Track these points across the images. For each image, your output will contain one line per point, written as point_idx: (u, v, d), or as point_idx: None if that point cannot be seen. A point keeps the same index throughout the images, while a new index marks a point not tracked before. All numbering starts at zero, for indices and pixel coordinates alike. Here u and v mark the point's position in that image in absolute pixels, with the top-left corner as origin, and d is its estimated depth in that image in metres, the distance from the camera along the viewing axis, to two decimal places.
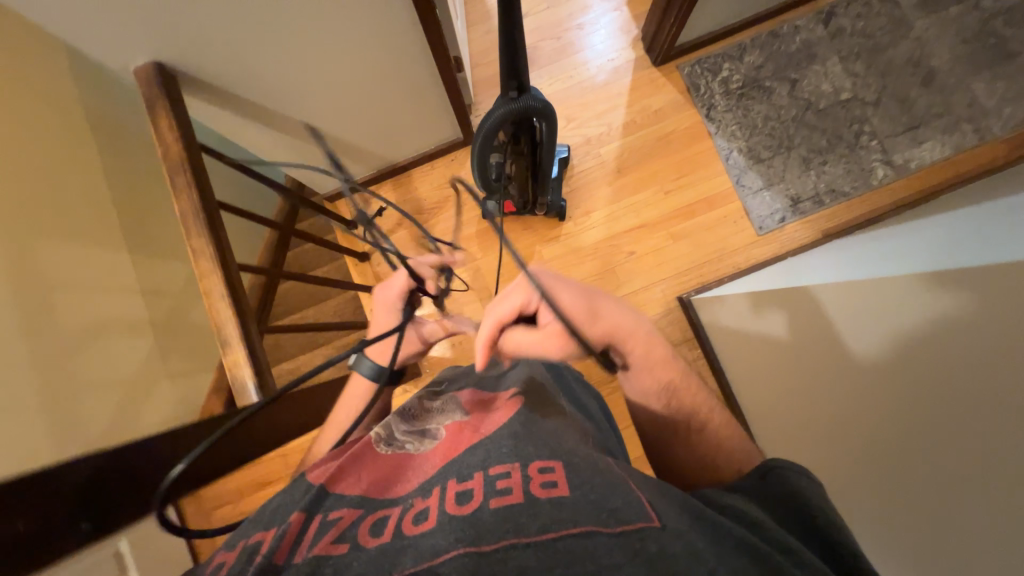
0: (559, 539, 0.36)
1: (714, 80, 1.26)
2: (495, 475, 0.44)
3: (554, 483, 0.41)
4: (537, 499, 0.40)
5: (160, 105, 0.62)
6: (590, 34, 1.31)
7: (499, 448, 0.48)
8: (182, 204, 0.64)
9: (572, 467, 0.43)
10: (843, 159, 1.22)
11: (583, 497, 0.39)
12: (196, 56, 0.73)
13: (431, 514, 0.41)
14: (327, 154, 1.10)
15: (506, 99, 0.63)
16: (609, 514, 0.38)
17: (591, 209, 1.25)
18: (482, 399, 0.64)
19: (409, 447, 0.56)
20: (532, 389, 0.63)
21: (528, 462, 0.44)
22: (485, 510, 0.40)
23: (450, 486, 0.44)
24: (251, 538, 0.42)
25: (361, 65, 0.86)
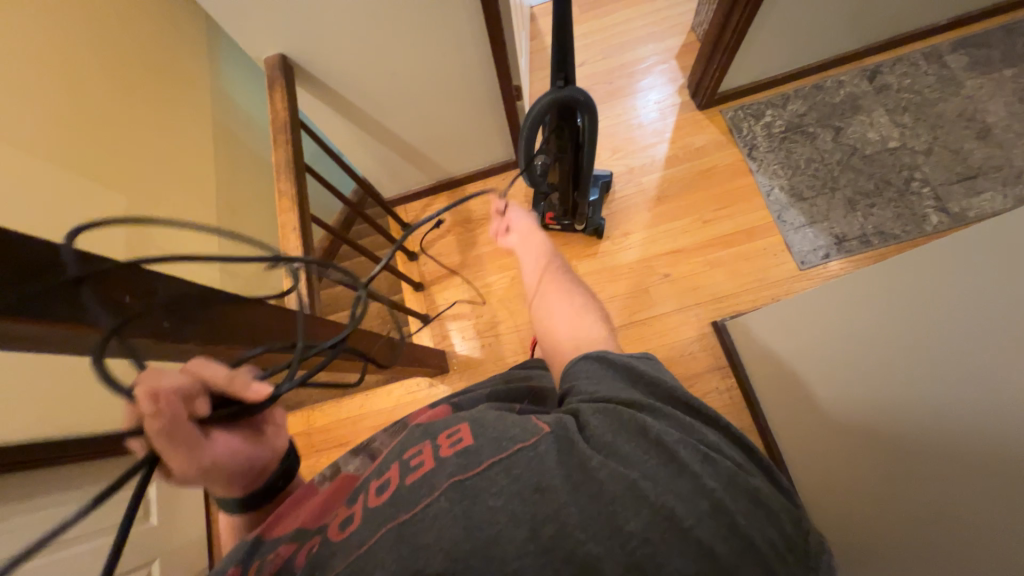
0: (466, 480, 0.38)
1: (757, 124, 1.34)
2: (408, 456, 0.42)
3: (461, 436, 0.42)
4: (447, 456, 0.40)
5: (278, 83, 0.79)
6: (641, 80, 1.45)
7: (412, 433, 0.47)
8: (278, 156, 0.78)
9: (477, 421, 0.44)
10: (892, 203, 1.21)
11: (487, 440, 0.41)
12: (312, 55, 0.90)
13: (356, 515, 0.40)
14: (398, 160, 1.26)
15: (554, 88, 0.74)
16: (507, 440, 0.40)
17: (628, 231, 1.31)
18: (419, 413, 0.63)
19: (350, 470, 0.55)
20: (477, 395, 0.62)
21: (437, 434, 0.43)
22: (402, 487, 0.40)
23: (371, 483, 0.43)
24: None
25: (438, 80, 1.02)
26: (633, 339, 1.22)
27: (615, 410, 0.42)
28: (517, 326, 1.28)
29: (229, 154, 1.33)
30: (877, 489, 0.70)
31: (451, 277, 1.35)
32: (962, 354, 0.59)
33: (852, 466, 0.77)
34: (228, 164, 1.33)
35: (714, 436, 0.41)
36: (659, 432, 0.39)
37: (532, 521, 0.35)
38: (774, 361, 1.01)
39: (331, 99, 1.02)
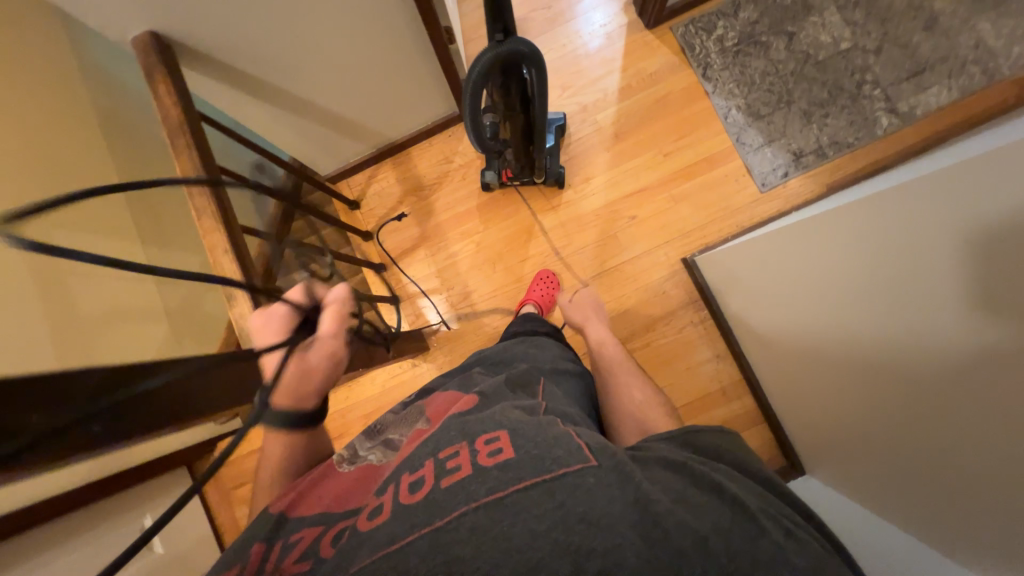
0: (506, 497, 0.42)
1: (709, 39, 1.25)
2: (445, 457, 0.48)
3: (499, 448, 0.47)
4: (485, 467, 0.45)
5: (158, 71, 0.64)
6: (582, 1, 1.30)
7: (447, 432, 0.52)
8: (183, 165, 0.65)
9: (514, 432, 0.49)
10: (845, 110, 1.19)
11: (526, 455, 0.45)
12: (191, 27, 0.74)
13: (385, 507, 0.44)
14: (330, 134, 1.12)
15: (492, 44, 0.63)
16: (551, 461, 0.44)
17: (590, 176, 1.25)
18: (444, 403, 0.66)
19: (372, 458, 0.58)
20: (496, 385, 0.67)
21: (475, 438, 0.49)
22: (438, 490, 0.44)
23: (403, 479, 0.47)
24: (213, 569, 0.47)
25: (355, 36, 0.87)
26: (607, 288, 1.22)
27: (687, 466, 0.48)
28: (490, 292, 1.25)
29: (129, 152, 1.14)
30: (875, 422, 0.78)
31: (413, 253, 1.28)
32: (905, 315, 0.69)
33: (860, 402, 0.81)
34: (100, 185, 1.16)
35: (802, 520, 0.45)
36: (742, 499, 0.43)
37: (575, 554, 0.37)
38: (753, 301, 1.06)
39: (231, 78, 0.86)
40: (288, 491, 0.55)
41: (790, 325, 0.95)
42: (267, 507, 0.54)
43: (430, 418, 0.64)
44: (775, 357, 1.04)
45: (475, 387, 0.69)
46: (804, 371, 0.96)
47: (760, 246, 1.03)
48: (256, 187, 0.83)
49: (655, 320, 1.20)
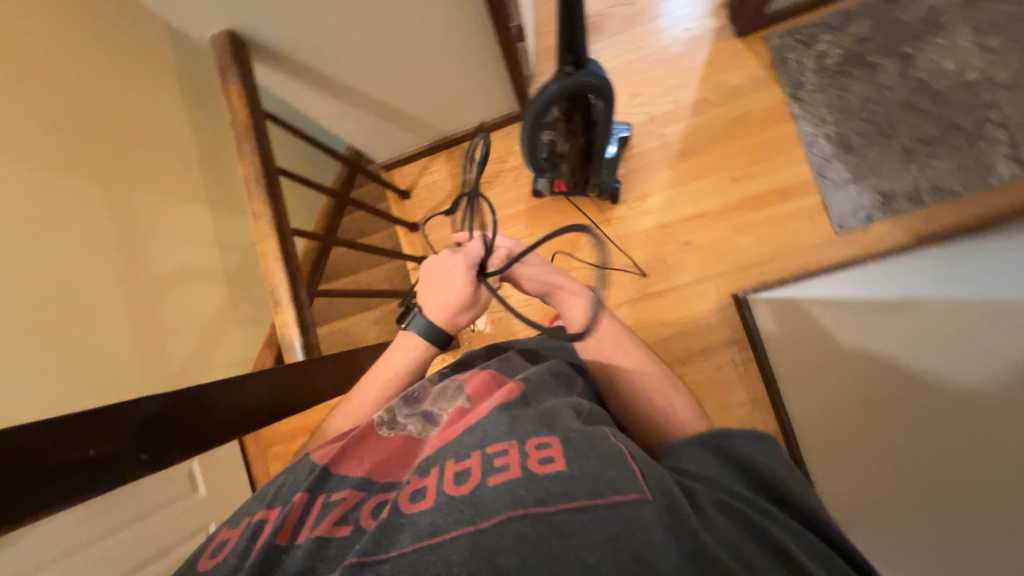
0: (555, 513, 0.39)
1: (807, 54, 1.12)
2: (492, 453, 0.44)
3: (551, 457, 0.43)
4: (534, 474, 0.42)
5: (231, 71, 0.66)
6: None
7: (495, 422, 0.47)
8: (246, 168, 0.67)
9: (569, 440, 0.44)
10: (956, 152, 1.04)
11: (579, 471, 0.41)
12: (269, 23, 0.75)
13: (429, 494, 0.43)
14: (389, 126, 1.12)
15: (561, 74, 0.60)
16: (606, 485, 0.40)
17: (648, 193, 1.18)
18: (486, 381, 0.59)
19: (411, 428, 0.55)
20: (542, 373, 0.59)
21: (526, 439, 0.45)
22: (484, 489, 0.41)
23: (448, 465, 0.45)
24: (254, 516, 0.47)
25: (422, 36, 0.85)
26: (647, 312, 1.17)
27: (752, 518, 0.40)
28: (526, 299, 1.24)
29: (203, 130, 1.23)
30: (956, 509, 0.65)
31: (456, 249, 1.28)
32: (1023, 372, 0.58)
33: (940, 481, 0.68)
34: (172, 153, 1.23)
35: None
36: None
37: None
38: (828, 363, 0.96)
39: (298, 73, 0.87)
40: (332, 445, 0.54)
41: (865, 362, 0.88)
42: (312, 455, 0.54)
43: (472, 394, 0.57)
44: (821, 417, 0.96)
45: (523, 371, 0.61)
46: (852, 412, 0.89)
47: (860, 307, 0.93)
48: (310, 185, 0.84)
49: (693, 353, 1.14)
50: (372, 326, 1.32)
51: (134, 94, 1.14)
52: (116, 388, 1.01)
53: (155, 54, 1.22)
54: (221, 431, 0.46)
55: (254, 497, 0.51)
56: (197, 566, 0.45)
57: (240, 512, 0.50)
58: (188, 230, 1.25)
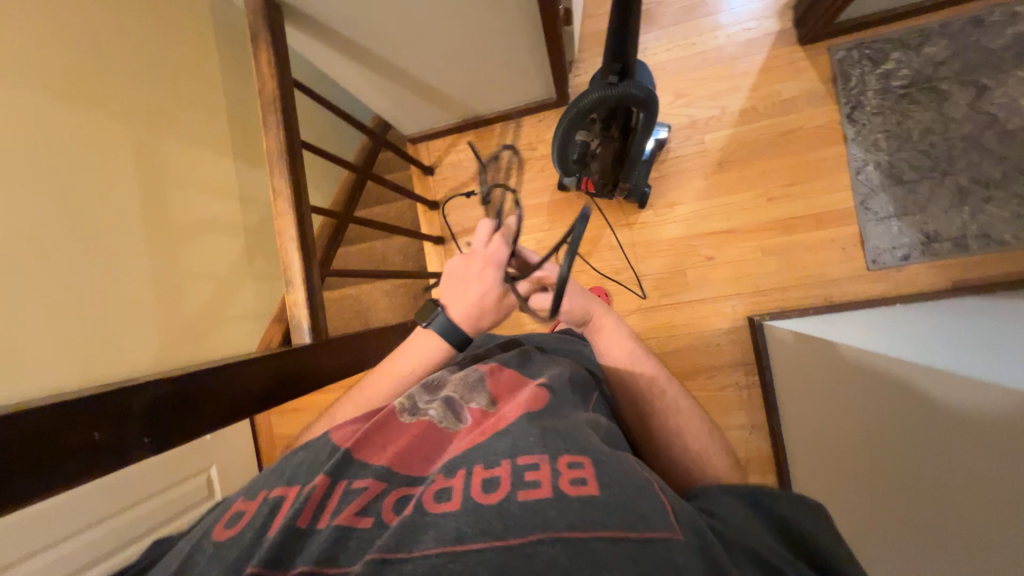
0: (588, 540, 0.33)
1: (872, 72, 1.04)
2: (523, 465, 0.40)
3: (584, 479, 0.38)
4: (565, 494, 0.37)
5: (262, 38, 0.64)
6: None
7: (526, 435, 0.44)
8: (270, 142, 0.66)
9: (602, 462, 0.40)
10: (1015, 198, 0.97)
11: (614, 499, 0.36)
12: None
13: (455, 497, 0.39)
14: (419, 101, 1.08)
15: (603, 83, 0.56)
16: (638, 517, 0.35)
17: (677, 201, 1.14)
18: (508, 381, 0.59)
19: (432, 415, 0.54)
20: (564, 381, 0.57)
21: (557, 455, 0.40)
22: (513, 502, 0.37)
23: (476, 471, 0.41)
24: (271, 493, 0.47)
25: (464, 14, 0.81)
26: (658, 323, 1.15)
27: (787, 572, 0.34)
28: None
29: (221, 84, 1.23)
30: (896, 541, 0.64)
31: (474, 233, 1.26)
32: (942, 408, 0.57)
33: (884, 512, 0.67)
34: (196, 102, 1.21)
35: None
36: None
37: None
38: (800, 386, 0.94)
39: (332, 40, 0.84)
40: (352, 429, 0.53)
41: (816, 384, 0.88)
42: (330, 434, 0.53)
43: (495, 392, 0.57)
44: (811, 455, 0.94)
45: (545, 373, 0.60)
46: (819, 429, 0.87)
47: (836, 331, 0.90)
48: (332, 159, 0.82)
49: (697, 370, 1.13)
50: (382, 298, 1.32)
51: (159, 40, 1.12)
52: (132, 330, 1.03)
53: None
54: (206, 418, 0.49)
55: (275, 476, 0.50)
56: (214, 535, 0.44)
57: (260, 486, 0.49)
58: (208, 179, 1.24)
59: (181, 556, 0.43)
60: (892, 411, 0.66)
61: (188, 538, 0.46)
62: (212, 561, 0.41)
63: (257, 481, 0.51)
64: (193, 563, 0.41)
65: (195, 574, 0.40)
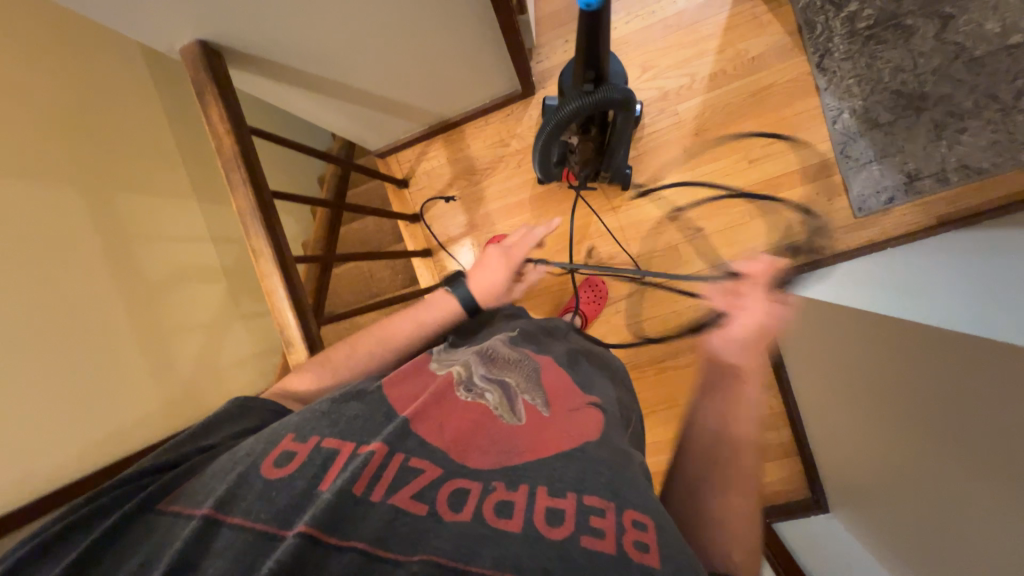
0: None
1: (837, 16, 1.01)
2: (589, 508, 0.38)
3: (645, 544, 0.36)
4: (629, 558, 0.35)
5: (208, 92, 0.60)
6: None
7: (595, 469, 0.42)
8: (239, 202, 0.62)
9: (663, 529, 0.38)
10: (991, 126, 0.96)
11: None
12: (242, 32, 0.67)
13: (517, 515, 0.37)
14: (381, 116, 1.04)
15: (580, 93, 0.55)
16: None
17: (659, 177, 1.13)
18: (562, 383, 0.57)
19: (489, 399, 0.50)
20: (614, 405, 0.56)
21: (624, 508, 0.39)
22: (575, 548, 0.35)
23: (542, 495, 0.39)
24: (325, 442, 0.42)
25: (415, 24, 0.77)
26: (658, 301, 1.15)
27: None
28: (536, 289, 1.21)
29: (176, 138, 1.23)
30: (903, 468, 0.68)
31: (460, 239, 1.23)
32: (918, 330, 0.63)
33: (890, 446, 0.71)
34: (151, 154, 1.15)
35: None
36: None
37: None
38: (802, 339, 0.98)
39: (281, 75, 0.79)
40: (410, 396, 0.49)
41: (819, 340, 0.91)
42: (386, 390, 0.50)
43: (552, 391, 0.54)
44: (818, 408, 0.97)
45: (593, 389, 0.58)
46: (819, 376, 0.93)
47: (840, 283, 0.92)
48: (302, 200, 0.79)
49: None
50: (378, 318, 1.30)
51: (99, 92, 1.06)
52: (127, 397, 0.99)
53: (117, 45, 1.13)
54: None
55: (323, 413, 0.46)
56: (261, 470, 0.40)
57: (309, 427, 0.44)
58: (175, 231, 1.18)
59: (227, 481, 0.39)
60: (887, 355, 0.70)
61: (230, 458, 0.42)
62: (257, 500, 0.37)
63: (307, 415, 0.45)
64: (239, 496, 0.38)
65: (238, 515, 0.36)
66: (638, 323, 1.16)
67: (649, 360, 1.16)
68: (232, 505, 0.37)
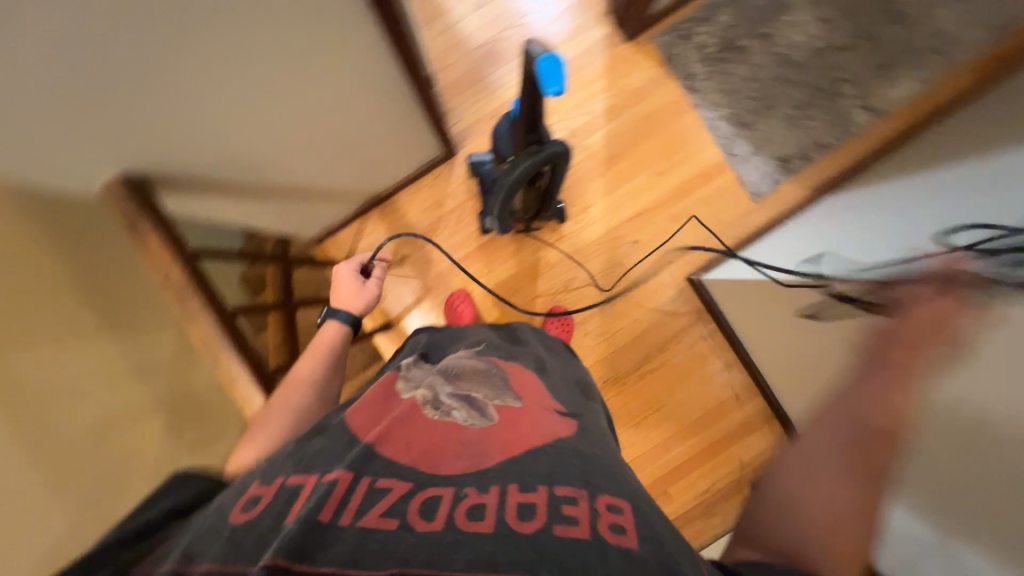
0: None
1: (689, 47, 1.23)
2: (561, 497, 0.39)
3: (622, 527, 0.37)
4: (606, 540, 0.35)
5: (141, 225, 0.60)
6: (535, 18, 1.23)
7: (566, 466, 0.44)
8: (199, 331, 0.61)
9: (640, 512, 0.40)
10: (824, 111, 1.20)
11: (654, 553, 0.35)
12: (161, 156, 0.63)
13: (488, 515, 0.37)
14: (312, 204, 1.02)
15: (528, 153, 0.65)
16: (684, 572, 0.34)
17: (589, 204, 1.23)
18: (529, 390, 0.59)
19: (456, 415, 0.50)
20: (580, 406, 0.61)
21: (597, 496, 0.40)
22: (550, 537, 0.35)
23: (511, 493, 0.39)
24: (291, 480, 0.40)
25: (340, 112, 0.79)
26: (619, 314, 1.23)
27: None
28: None
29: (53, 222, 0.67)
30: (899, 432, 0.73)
31: (418, 305, 1.22)
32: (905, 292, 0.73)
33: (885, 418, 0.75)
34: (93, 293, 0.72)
35: None
36: None
37: None
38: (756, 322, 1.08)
39: (207, 191, 0.75)
40: (373, 421, 0.48)
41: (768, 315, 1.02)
42: (348, 420, 0.48)
43: (522, 397, 0.56)
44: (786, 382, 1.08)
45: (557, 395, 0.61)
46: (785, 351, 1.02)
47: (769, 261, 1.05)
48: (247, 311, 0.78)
49: (668, 338, 1.22)
50: None
51: None
52: None
53: None
54: None
55: (290, 454, 0.43)
56: (228, 517, 0.36)
57: (274, 469, 0.42)
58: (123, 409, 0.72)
59: (193, 535, 0.35)
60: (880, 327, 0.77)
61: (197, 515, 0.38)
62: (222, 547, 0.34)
63: (273, 461, 0.43)
64: (201, 547, 0.34)
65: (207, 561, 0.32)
66: (607, 339, 1.22)
67: (627, 370, 1.22)
68: (200, 555, 0.33)
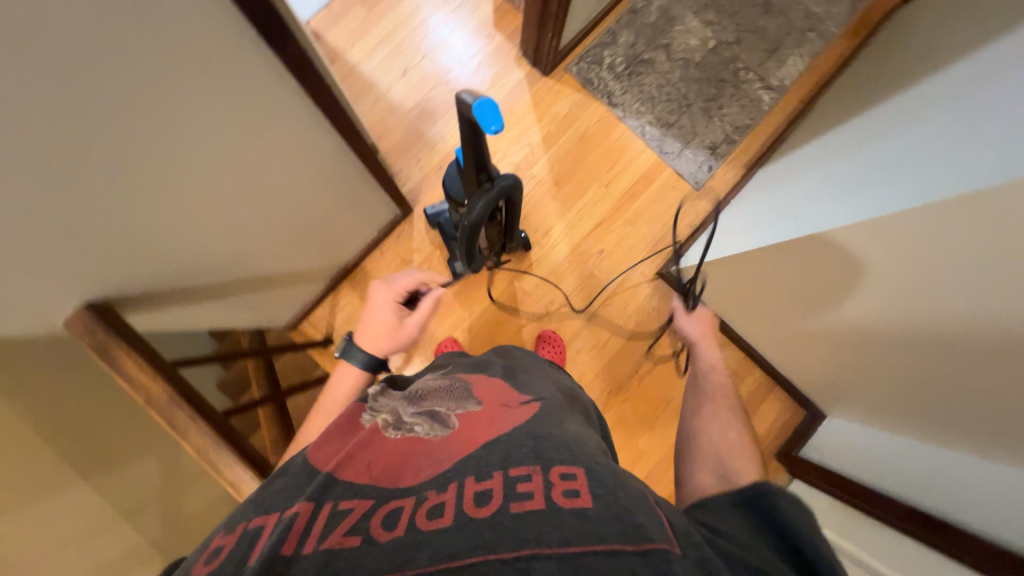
0: (583, 555, 0.31)
1: (602, 70, 1.34)
2: (515, 477, 0.38)
3: (576, 492, 0.37)
4: (559, 506, 0.35)
5: (114, 348, 0.56)
6: (462, 72, 1.32)
7: (518, 446, 0.42)
8: (193, 441, 0.59)
9: (594, 473, 0.39)
10: (734, 98, 1.32)
11: (610, 511, 0.35)
12: (124, 277, 0.62)
13: (447, 510, 0.35)
14: (282, 289, 1.01)
15: (482, 192, 0.69)
16: (635, 528, 0.33)
17: (550, 227, 1.28)
18: (497, 392, 0.58)
19: (419, 430, 0.49)
20: (555, 395, 0.59)
21: (549, 467, 0.39)
22: (506, 515, 0.34)
23: (468, 485, 0.38)
24: (251, 522, 0.37)
25: (292, 194, 0.81)
26: (605, 323, 1.25)
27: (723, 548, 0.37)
28: None
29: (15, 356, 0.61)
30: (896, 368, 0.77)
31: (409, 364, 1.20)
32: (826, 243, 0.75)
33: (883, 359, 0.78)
34: (81, 433, 0.67)
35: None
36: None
37: None
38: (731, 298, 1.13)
39: (173, 301, 0.74)
40: (334, 451, 0.45)
41: (736, 282, 1.06)
42: (310, 456, 0.45)
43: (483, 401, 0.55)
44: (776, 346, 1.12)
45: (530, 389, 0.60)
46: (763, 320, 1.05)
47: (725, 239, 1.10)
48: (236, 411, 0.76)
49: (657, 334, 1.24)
50: None
51: None
52: None
53: None
54: None
55: (251, 501, 0.40)
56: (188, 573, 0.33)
57: (236, 518, 0.39)
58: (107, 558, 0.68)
59: None
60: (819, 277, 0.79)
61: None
62: None
63: (234, 512, 0.40)
64: None
65: None
66: (600, 350, 1.24)
67: (628, 375, 1.23)
68: None
